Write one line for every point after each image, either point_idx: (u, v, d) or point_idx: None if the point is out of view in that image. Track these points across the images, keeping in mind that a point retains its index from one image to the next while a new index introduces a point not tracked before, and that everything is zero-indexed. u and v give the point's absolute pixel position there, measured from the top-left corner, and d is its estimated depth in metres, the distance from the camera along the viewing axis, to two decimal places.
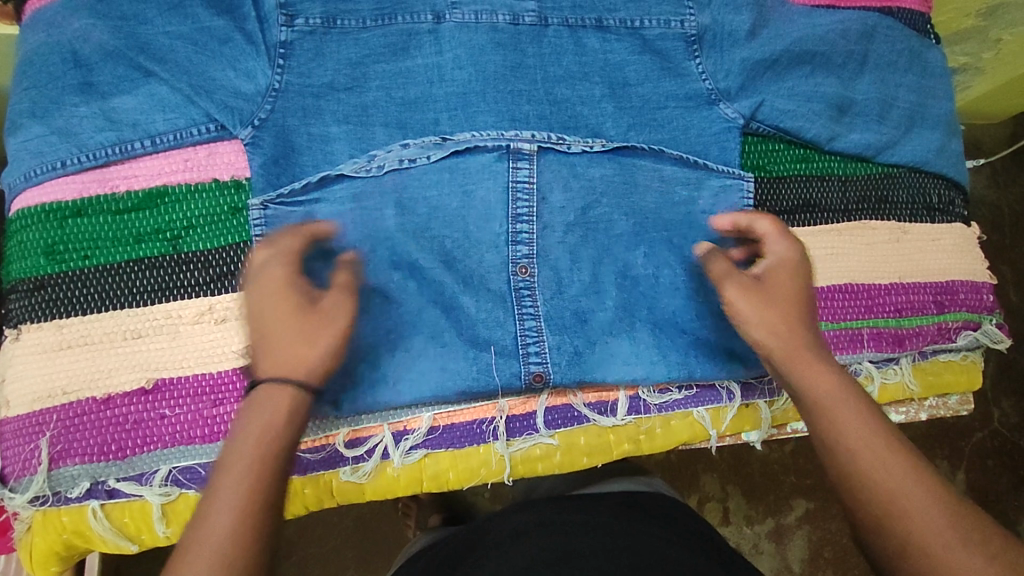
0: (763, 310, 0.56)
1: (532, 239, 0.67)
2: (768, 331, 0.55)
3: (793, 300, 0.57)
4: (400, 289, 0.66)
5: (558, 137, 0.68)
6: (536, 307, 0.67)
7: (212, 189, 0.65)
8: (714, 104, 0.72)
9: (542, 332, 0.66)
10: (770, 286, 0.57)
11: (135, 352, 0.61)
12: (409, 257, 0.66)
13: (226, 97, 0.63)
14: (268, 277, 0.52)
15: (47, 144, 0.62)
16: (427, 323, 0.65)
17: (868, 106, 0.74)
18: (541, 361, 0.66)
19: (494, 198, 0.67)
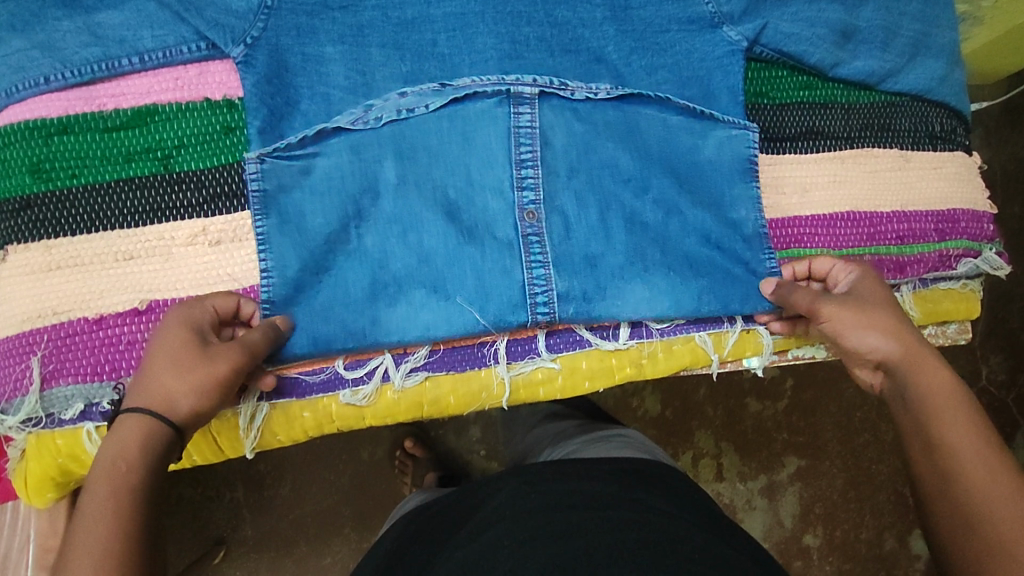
0: (869, 319, 0.58)
1: (538, 185, 0.66)
2: (883, 333, 0.57)
3: (887, 303, 0.60)
4: (401, 242, 0.64)
5: (562, 82, 0.66)
6: (544, 254, 0.66)
7: (204, 108, 0.63)
8: (718, 27, 0.70)
9: (551, 280, 0.65)
10: (862, 296, 0.60)
11: (127, 274, 0.60)
12: (411, 212, 0.64)
13: (216, 14, 0.61)
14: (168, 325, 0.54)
15: (29, 59, 0.60)
16: (429, 276, 0.64)
17: (872, 33, 0.73)
18: (548, 311, 0.65)
19: (496, 144, 0.65)
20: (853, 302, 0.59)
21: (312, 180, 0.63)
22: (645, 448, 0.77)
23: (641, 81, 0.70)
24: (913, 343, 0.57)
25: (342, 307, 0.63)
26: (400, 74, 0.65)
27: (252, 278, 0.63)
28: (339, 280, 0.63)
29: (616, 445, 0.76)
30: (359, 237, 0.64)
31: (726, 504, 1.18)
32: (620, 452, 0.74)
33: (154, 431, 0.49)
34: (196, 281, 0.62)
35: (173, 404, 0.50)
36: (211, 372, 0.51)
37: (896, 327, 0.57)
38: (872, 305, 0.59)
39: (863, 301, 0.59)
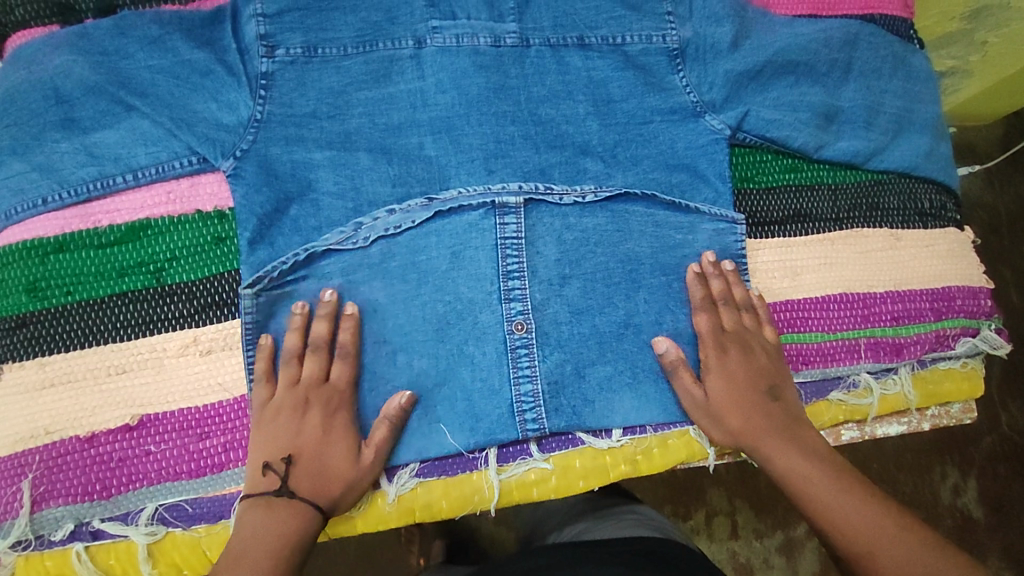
0: (716, 371, 0.66)
1: (525, 295, 0.66)
2: (729, 394, 0.65)
3: (750, 372, 0.66)
4: (389, 363, 0.65)
5: (547, 188, 0.68)
6: (532, 367, 0.66)
7: (195, 220, 0.65)
8: (701, 116, 0.72)
9: (539, 398, 0.65)
10: (733, 361, 0.66)
11: (120, 389, 0.61)
12: (402, 332, 0.65)
13: (208, 129, 0.64)
14: (341, 423, 0.61)
15: (28, 180, 0.62)
16: (420, 396, 0.64)
17: (854, 113, 0.75)
18: (538, 426, 0.65)
19: (483, 257, 0.66)
20: (717, 378, 0.66)
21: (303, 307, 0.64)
22: (656, 525, 0.74)
23: (628, 171, 0.71)
24: (750, 416, 0.65)
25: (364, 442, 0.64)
26: (388, 177, 0.67)
27: (242, 385, 0.62)
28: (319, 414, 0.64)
29: (630, 523, 0.74)
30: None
31: (743, 564, 1.14)
32: (635, 530, 0.71)
33: (284, 515, 0.57)
34: (188, 392, 0.62)
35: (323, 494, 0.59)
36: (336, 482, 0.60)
37: (750, 408, 0.65)
38: (732, 381, 0.66)
39: (736, 382, 0.66)
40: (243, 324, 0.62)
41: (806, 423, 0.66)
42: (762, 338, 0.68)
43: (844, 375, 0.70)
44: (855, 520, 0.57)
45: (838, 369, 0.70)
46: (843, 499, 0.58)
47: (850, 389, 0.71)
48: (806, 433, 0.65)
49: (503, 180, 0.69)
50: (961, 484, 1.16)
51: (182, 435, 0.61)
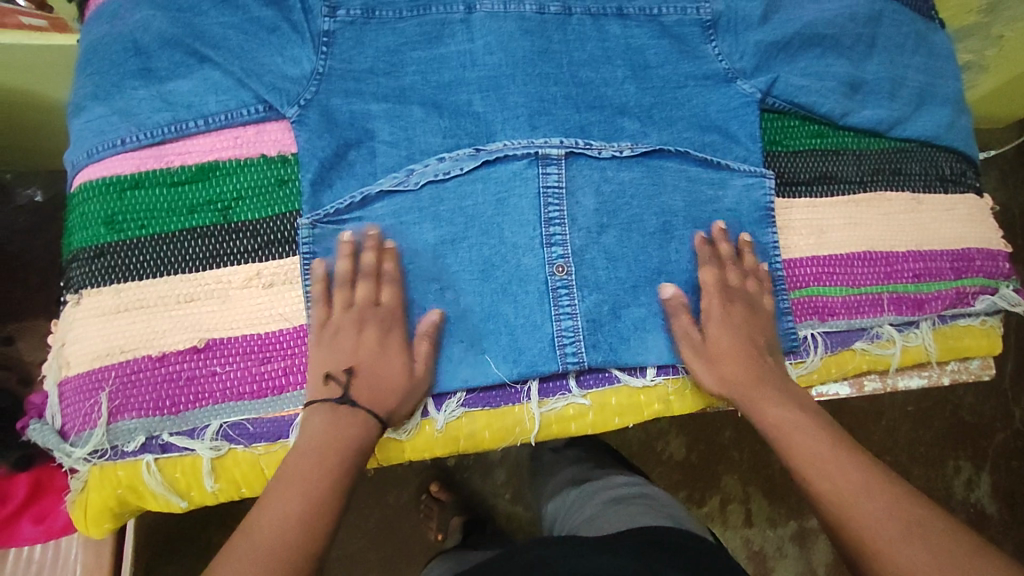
0: (715, 320, 0.70)
1: (566, 240, 0.71)
2: (724, 349, 0.68)
3: (746, 326, 0.70)
4: (438, 299, 0.70)
5: (587, 143, 0.73)
6: (572, 306, 0.70)
7: (260, 163, 0.70)
8: (732, 82, 0.77)
9: (579, 332, 0.70)
10: (731, 315, 0.70)
11: (188, 314, 0.65)
12: (448, 270, 0.70)
13: (274, 80, 0.69)
14: (392, 343, 0.65)
15: (109, 123, 0.68)
16: (466, 332, 0.69)
17: (878, 84, 0.79)
18: (578, 360, 0.69)
19: (527, 204, 0.71)
20: (718, 327, 0.69)
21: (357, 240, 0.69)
22: (667, 513, 0.75)
23: (663, 131, 0.76)
24: (753, 375, 0.67)
25: None
26: (440, 129, 0.73)
27: (301, 316, 0.67)
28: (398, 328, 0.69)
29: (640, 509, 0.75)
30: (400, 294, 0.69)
31: (757, 550, 1.16)
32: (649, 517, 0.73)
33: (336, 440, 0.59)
34: (251, 320, 0.66)
35: (386, 404, 0.63)
36: (393, 392, 0.64)
37: (743, 359, 0.68)
38: (734, 331, 0.69)
39: (734, 331, 0.69)
40: (303, 258, 0.67)
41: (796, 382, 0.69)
42: (760, 301, 0.71)
43: (868, 327, 0.74)
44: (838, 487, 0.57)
45: (863, 322, 0.74)
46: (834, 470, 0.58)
47: (873, 340, 0.74)
48: (797, 389, 0.67)
49: (546, 135, 0.73)
50: (975, 479, 1.18)
51: (246, 358, 0.65)
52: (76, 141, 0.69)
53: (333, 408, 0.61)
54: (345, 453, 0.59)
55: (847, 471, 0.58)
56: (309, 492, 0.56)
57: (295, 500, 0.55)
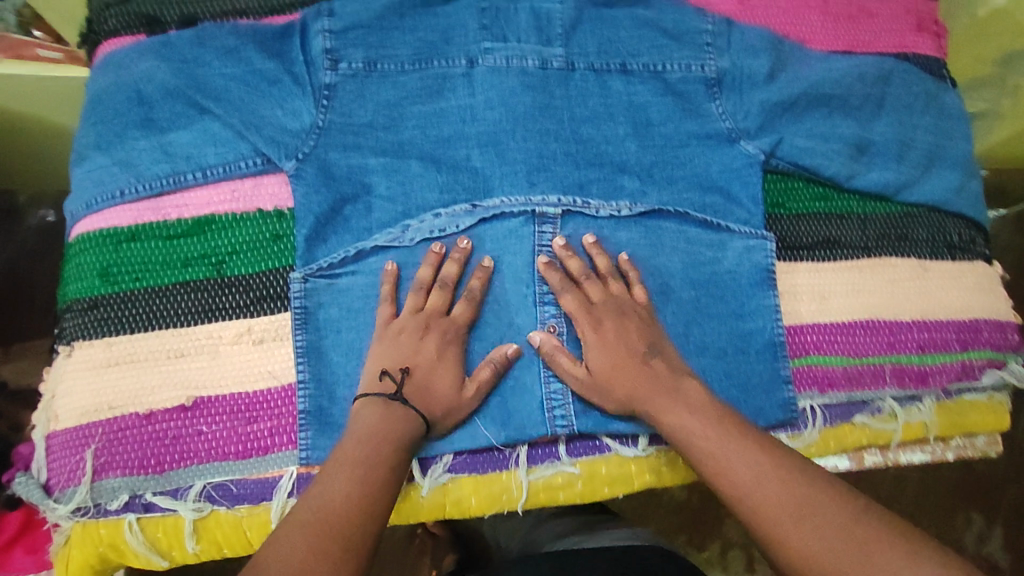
0: (592, 338, 0.66)
1: (560, 301, 0.70)
2: (609, 371, 0.65)
3: (629, 342, 0.66)
4: None
5: (585, 202, 0.72)
6: None
7: (256, 217, 0.69)
8: (735, 142, 0.76)
9: (568, 395, 0.68)
10: (603, 326, 0.66)
11: (177, 371, 0.65)
12: None
13: (273, 133, 0.69)
14: (449, 356, 0.65)
15: (109, 173, 0.68)
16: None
17: (885, 146, 0.77)
18: (566, 424, 0.67)
19: (521, 262, 0.70)
20: (596, 350, 0.66)
21: (347, 296, 0.68)
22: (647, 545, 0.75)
23: (663, 190, 0.74)
24: (643, 392, 0.64)
25: None
26: (436, 184, 0.72)
27: (290, 374, 0.66)
28: None
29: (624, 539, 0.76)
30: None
31: None
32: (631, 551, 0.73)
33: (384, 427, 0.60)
34: (240, 377, 0.65)
35: (432, 410, 0.63)
36: (451, 402, 0.64)
37: (629, 372, 0.64)
38: (612, 351, 0.66)
39: (613, 348, 0.66)
40: (293, 314, 0.66)
41: (688, 374, 0.66)
42: (638, 307, 0.68)
43: (869, 400, 0.72)
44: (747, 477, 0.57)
45: (864, 394, 0.72)
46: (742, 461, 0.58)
47: (874, 413, 0.72)
48: (688, 387, 0.64)
49: (543, 193, 0.72)
50: (986, 532, 1.15)
51: (232, 419, 0.64)
52: (77, 191, 0.70)
53: (382, 403, 0.61)
54: (395, 444, 0.59)
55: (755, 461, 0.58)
56: (356, 469, 0.57)
57: (356, 482, 0.56)
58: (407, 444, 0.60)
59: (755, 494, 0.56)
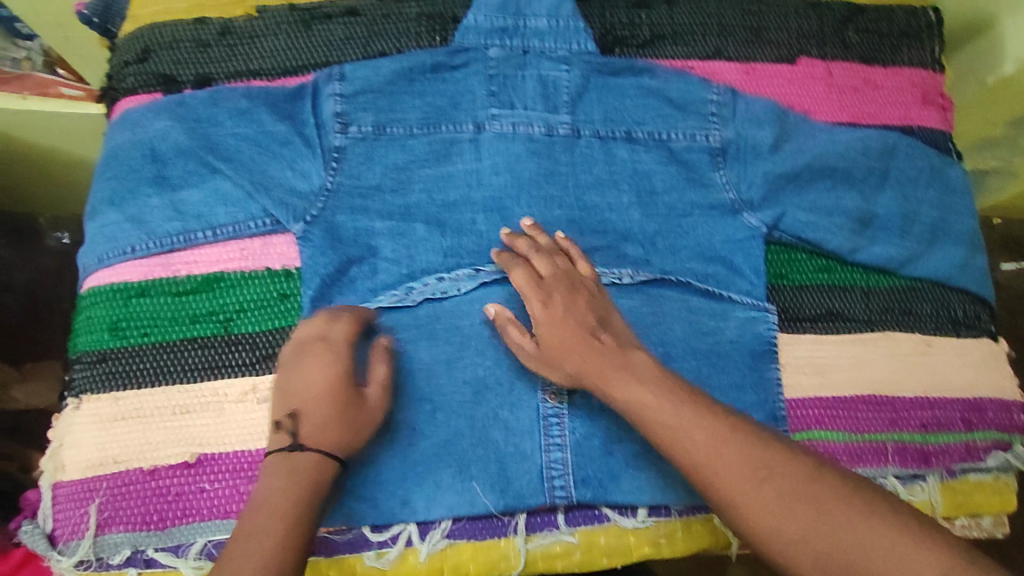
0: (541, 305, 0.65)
1: None
2: (556, 342, 0.64)
3: (577, 312, 0.64)
4: (428, 421, 0.68)
5: None
6: (563, 438, 0.68)
7: (264, 277, 0.71)
8: (738, 213, 0.77)
9: (568, 464, 0.68)
10: (547, 292, 0.66)
11: (182, 428, 0.66)
12: (438, 391, 0.69)
13: (282, 194, 0.71)
14: (319, 383, 0.62)
15: (120, 229, 0.70)
16: (455, 456, 0.67)
17: (889, 220, 0.78)
18: (566, 494, 0.67)
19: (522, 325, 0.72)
20: (545, 324, 0.65)
21: None
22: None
23: (666, 258, 0.76)
24: (594, 357, 0.62)
25: (369, 484, 0.67)
26: (441, 248, 0.74)
27: None
28: (413, 439, 0.68)
29: None
30: (395, 412, 0.68)
31: None
32: None
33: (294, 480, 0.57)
34: (242, 436, 0.66)
35: (339, 443, 0.60)
36: (356, 414, 0.62)
37: (574, 343, 0.63)
38: (561, 325, 0.64)
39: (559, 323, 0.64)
40: None
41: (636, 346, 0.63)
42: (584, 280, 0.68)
43: (871, 477, 0.71)
44: (697, 445, 0.55)
45: (865, 471, 0.71)
46: (687, 424, 0.56)
47: None
48: (637, 356, 0.62)
49: None
50: None
51: (235, 476, 0.65)
52: (89, 245, 0.71)
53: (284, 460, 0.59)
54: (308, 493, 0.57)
55: (714, 436, 0.55)
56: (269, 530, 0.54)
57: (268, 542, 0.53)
58: (320, 490, 0.58)
59: (709, 461, 0.54)
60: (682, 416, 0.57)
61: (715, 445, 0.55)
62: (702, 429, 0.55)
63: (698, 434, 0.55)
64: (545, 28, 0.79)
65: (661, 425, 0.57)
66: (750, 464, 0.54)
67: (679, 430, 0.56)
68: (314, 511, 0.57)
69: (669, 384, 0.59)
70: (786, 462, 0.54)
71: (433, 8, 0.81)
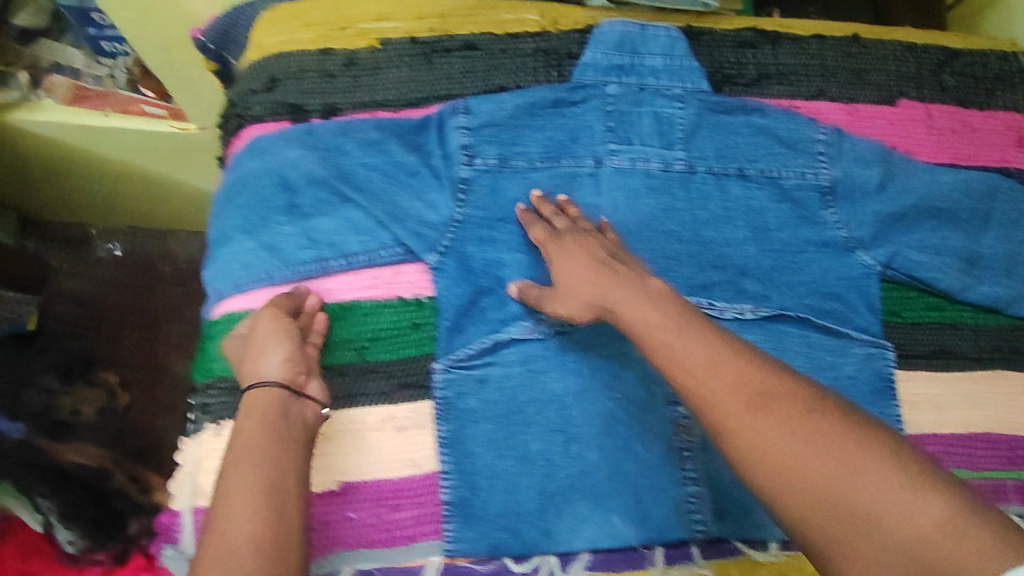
0: (564, 250, 0.69)
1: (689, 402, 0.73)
2: (568, 276, 0.67)
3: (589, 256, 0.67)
4: (562, 452, 0.70)
5: (710, 303, 0.76)
6: (696, 471, 0.71)
7: (397, 306, 0.73)
8: (851, 251, 0.79)
9: (703, 496, 0.71)
10: (561, 241, 0.71)
11: (323, 456, 0.69)
12: (570, 422, 0.71)
13: (415, 226, 0.73)
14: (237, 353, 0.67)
15: (256, 257, 0.72)
16: (591, 489, 0.69)
17: (994, 260, 0.80)
18: (704, 527, 0.70)
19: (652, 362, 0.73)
20: (562, 262, 0.69)
21: (487, 389, 0.71)
22: None
23: (783, 294, 0.78)
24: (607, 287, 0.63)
25: (511, 515, 0.68)
26: None
27: (431, 463, 0.69)
28: (549, 469, 0.69)
29: None
30: (530, 442, 0.70)
31: None
32: None
33: (267, 431, 0.59)
34: (382, 464, 0.69)
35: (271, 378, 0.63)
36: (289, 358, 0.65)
37: (588, 278, 0.65)
38: (570, 257, 0.69)
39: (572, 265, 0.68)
40: (436, 404, 0.70)
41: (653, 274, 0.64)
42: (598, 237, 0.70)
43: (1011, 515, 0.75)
44: (698, 368, 0.54)
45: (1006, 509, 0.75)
46: (693, 350, 0.55)
47: None
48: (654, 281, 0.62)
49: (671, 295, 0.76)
50: None
51: (379, 506, 0.68)
52: (221, 270, 0.73)
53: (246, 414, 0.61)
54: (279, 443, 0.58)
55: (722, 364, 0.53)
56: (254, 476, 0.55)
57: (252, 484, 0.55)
58: (283, 428, 0.60)
59: (711, 386, 0.53)
60: (695, 347, 0.55)
61: (718, 372, 0.53)
62: (707, 354, 0.54)
63: (700, 356, 0.54)
64: (660, 67, 0.81)
65: (661, 348, 0.56)
66: (760, 398, 0.51)
67: (675, 352, 0.55)
68: (283, 456, 0.58)
69: (681, 314, 0.58)
70: (788, 401, 0.51)
71: (549, 44, 0.82)
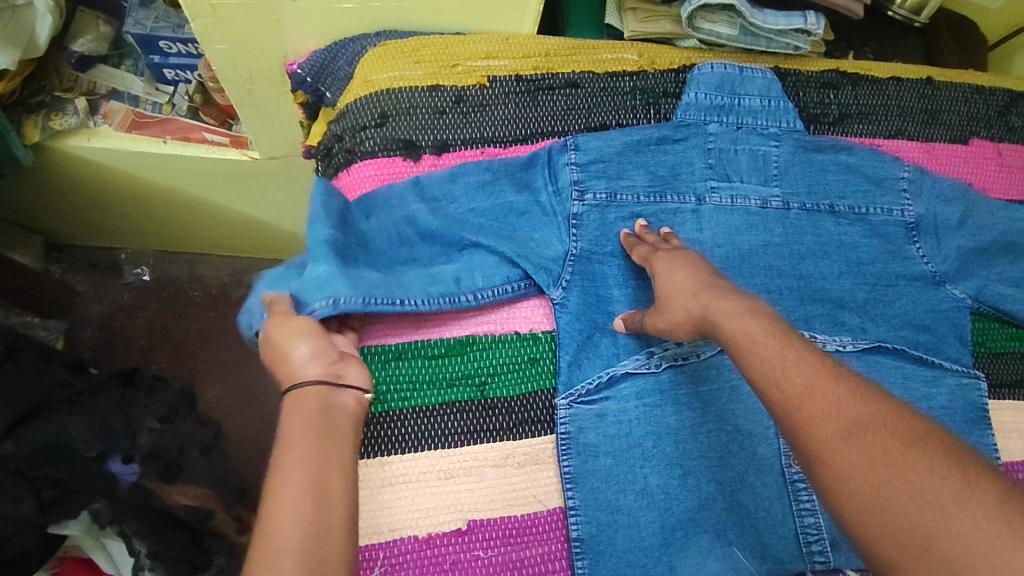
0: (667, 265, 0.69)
1: None
2: (669, 286, 0.67)
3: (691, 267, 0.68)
4: (681, 486, 0.70)
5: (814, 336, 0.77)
6: (813, 503, 0.72)
7: (513, 340, 0.74)
8: (941, 285, 0.83)
9: (822, 527, 0.71)
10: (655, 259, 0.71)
11: (449, 493, 0.68)
12: (688, 455, 0.71)
13: (540, 260, 0.74)
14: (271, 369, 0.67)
15: (386, 287, 0.70)
16: (710, 522, 0.69)
17: None
18: (824, 559, 0.71)
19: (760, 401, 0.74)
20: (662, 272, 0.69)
21: (605, 423, 0.71)
22: None
23: (879, 327, 0.80)
24: (702, 301, 0.62)
25: (637, 549, 0.68)
26: None
27: (554, 499, 0.70)
28: (670, 502, 0.70)
29: None
30: (650, 476, 0.70)
31: None
32: None
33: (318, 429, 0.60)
34: (507, 500, 0.69)
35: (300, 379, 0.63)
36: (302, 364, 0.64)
37: (688, 283, 0.65)
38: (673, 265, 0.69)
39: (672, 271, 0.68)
40: (559, 441, 0.71)
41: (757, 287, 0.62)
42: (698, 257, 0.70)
43: None
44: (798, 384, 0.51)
45: None
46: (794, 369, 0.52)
47: None
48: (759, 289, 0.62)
49: None
50: None
51: (506, 544, 0.68)
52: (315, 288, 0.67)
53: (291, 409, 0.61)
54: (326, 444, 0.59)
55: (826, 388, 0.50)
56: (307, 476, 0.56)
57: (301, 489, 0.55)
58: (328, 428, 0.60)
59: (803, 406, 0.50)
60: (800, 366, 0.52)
61: (817, 390, 0.51)
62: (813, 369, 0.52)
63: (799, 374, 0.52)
64: (758, 107, 0.84)
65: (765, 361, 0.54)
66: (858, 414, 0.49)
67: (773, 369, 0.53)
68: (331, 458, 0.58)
69: (787, 329, 0.56)
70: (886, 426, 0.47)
71: (646, 83, 0.85)
